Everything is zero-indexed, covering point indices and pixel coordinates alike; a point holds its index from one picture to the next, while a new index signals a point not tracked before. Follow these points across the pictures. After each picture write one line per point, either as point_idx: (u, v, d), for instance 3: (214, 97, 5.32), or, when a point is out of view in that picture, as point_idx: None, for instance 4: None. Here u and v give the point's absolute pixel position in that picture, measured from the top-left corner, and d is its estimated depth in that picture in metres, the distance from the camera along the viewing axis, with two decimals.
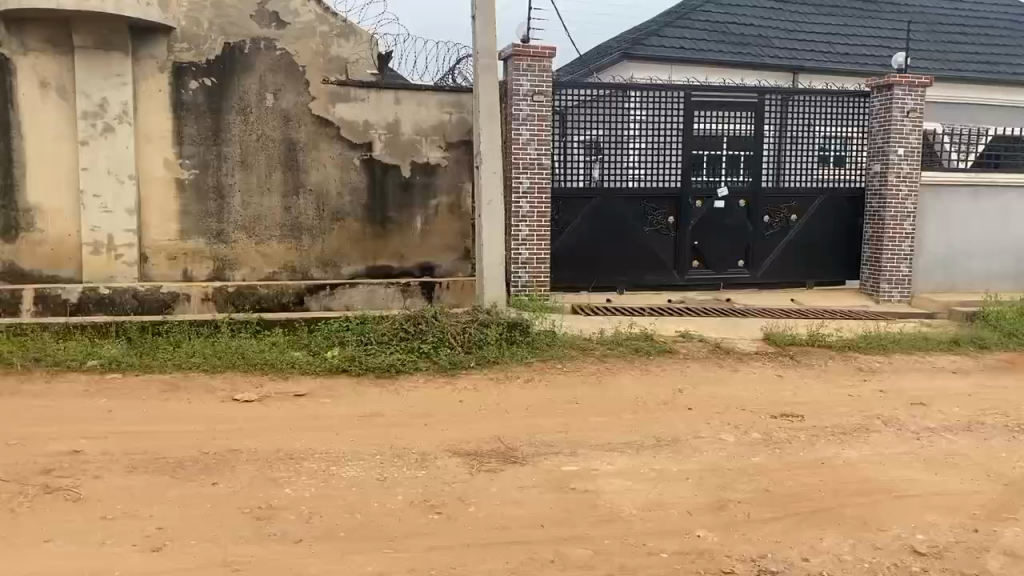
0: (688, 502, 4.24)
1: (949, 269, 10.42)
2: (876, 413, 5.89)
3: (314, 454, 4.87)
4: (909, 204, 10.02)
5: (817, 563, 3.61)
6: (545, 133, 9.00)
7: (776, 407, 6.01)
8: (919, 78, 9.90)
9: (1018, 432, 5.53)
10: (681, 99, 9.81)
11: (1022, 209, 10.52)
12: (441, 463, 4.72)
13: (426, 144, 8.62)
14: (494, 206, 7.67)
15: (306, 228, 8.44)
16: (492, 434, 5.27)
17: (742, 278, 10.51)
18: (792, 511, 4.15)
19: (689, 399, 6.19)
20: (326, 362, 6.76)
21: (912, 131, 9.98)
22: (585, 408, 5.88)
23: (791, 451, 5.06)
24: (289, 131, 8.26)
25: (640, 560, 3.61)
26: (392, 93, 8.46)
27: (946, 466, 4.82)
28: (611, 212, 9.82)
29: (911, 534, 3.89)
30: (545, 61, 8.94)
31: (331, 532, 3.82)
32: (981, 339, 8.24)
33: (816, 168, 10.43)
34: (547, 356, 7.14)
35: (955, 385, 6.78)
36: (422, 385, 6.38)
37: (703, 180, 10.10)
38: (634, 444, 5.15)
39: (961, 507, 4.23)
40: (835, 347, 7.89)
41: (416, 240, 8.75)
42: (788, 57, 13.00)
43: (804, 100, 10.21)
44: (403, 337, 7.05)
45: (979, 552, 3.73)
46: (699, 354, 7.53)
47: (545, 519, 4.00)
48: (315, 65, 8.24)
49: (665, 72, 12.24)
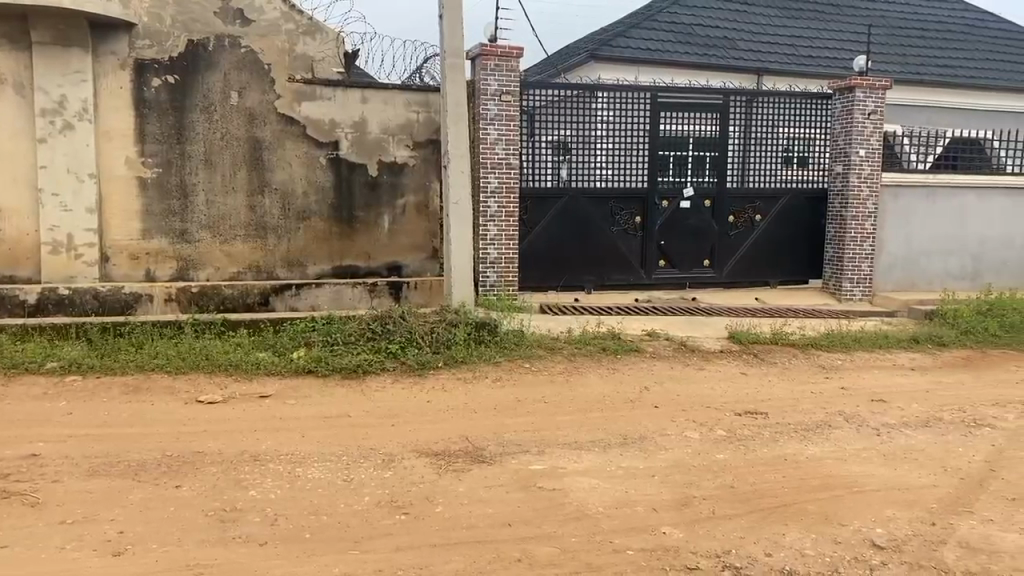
0: (653, 499, 4.28)
1: (909, 268, 10.64)
2: (838, 410, 6.00)
3: (279, 455, 4.83)
4: (871, 204, 10.21)
5: (780, 557, 3.66)
6: (513, 132, 9.01)
7: (740, 405, 6.09)
8: (880, 81, 10.07)
9: (974, 427, 5.65)
10: (647, 100, 9.89)
11: (978, 209, 10.75)
12: (409, 464, 4.71)
13: (393, 143, 8.59)
14: (462, 207, 7.66)
15: (272, 228, 8.36)
16: (459, 434, 5.27)
17: (708, 278, 10.62)
18: (756, 507, 4.21)
19: (655, 397, 6.25)
20: (292, 362, 6.70)
21: (873, 132, 10.16)
22: (551, 407, 5.90)
23: (755, 447, 5.13)
24: (254, 129, 8.17)
25: (607, 558, 3.63)
26: (358, 92, 8.41)
27: (905, 461, 4.92)
28: (578, 212, 9.86)
29: (871, 528, 3.96)
30: (513, 61, 8.95)
31: (296, 534, 3.78)
32: (939, 337, 8.42)
33: (780, 169, 10.57)
34: (515, 356, 7.16)
35: (913, 382, 6.92)
36: (389, 385, 6.35)
37: (669, 180, 10.19)
38: (600, 442, 5.18)
39: (919, 501, 4.31)
40: (798, 345, 8.01)
41: (383, 240, 8.72)
42: (753, 59, 13.16)
43: (768, 101, 10.34)
44: (370, 337, 7.03)
45: (937, 545, 3.81)
46: (666, 353, 7.59)
47: (512, 518, 4.01)
48: (281, 64, 8.16)
49: (631, 73, 12.32)
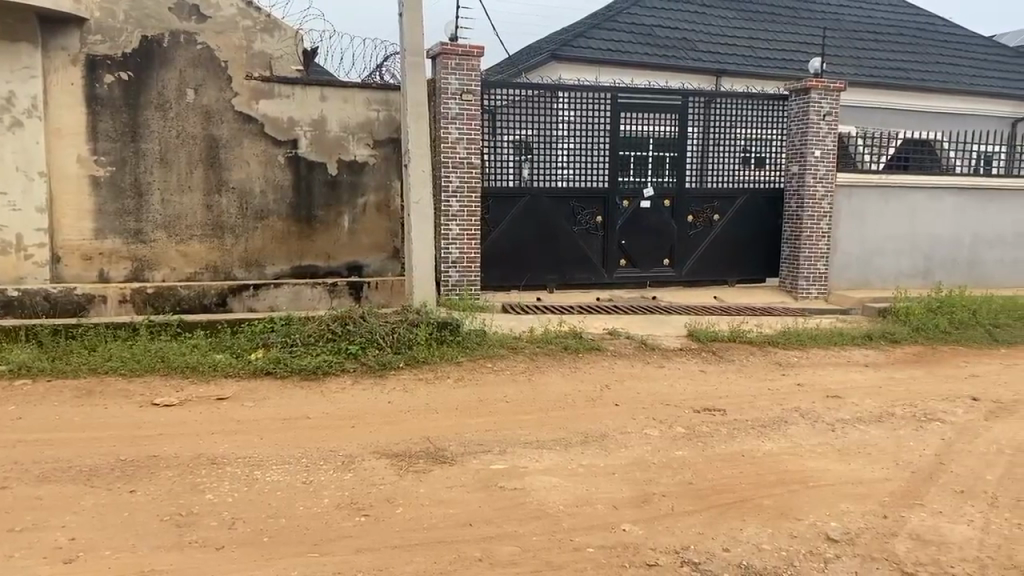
0: (613, 497, 4.30)
1: (863, 267, 10.86)
2: (794, 406, 6.10)
3: (236, 458, 4.76)
4: (826, 203, 10.40)
5: (737, 552, 3.71)
6: (474, 132, 9.00)
7: (698, 402, 6.17)
8: (835, 83, 10.23)
9: (925, 422, 5.79)
10: (607, 100, 9.94)
11: (929, 208, 11.01)
12: (369, 465, 4.68)
13: (353, 143, 8.53)
14: (423, 206, 7.63)
15: (228, 228, 8.23)
16: (420, 434, 5.25)
17: (667, 277, 10.73)
18: (713, 503, 4.26)
19: (616, 395, 6.29)
20: (249, 364, 6.61)
21: (828, 133, 10.33)
22: (513, 407, 5.91)
23: (713, 443, 5.20)
24: (211, 127, 8.04)
25: (566, 556, 3.64)
26: (318, 90, 8.34)
27: (859, 456, 5.02)
28: (540, 212, 9.89)
29: (825, 522, 4.04)
30: (474, 61, 8.93)
31: (254, 537, 3.74)
32: (892, 334, 8.60)
33: (737, 169, 10.74)
34: (476, 355, 7.15)
35: (866, 378, 7.07)
36: (349, 386, 6.30)
37: (630, 180, 10.26)
38: (561, 441, 5.20)
39: (872, 494, 4.41)
40: (755, 342, 8.13)
41: (343, 240, 8.66)
42: (711, 60, 13.31)
43: (726, 103, 10.47)
44: (330, 337, 6.95)
45: (888, 538, 3.90)
46: (626, 352, 7.64)
47: (473, 517, 4.01)
48: (238, 61, 8.05)
49: (592, 73, 12.38)
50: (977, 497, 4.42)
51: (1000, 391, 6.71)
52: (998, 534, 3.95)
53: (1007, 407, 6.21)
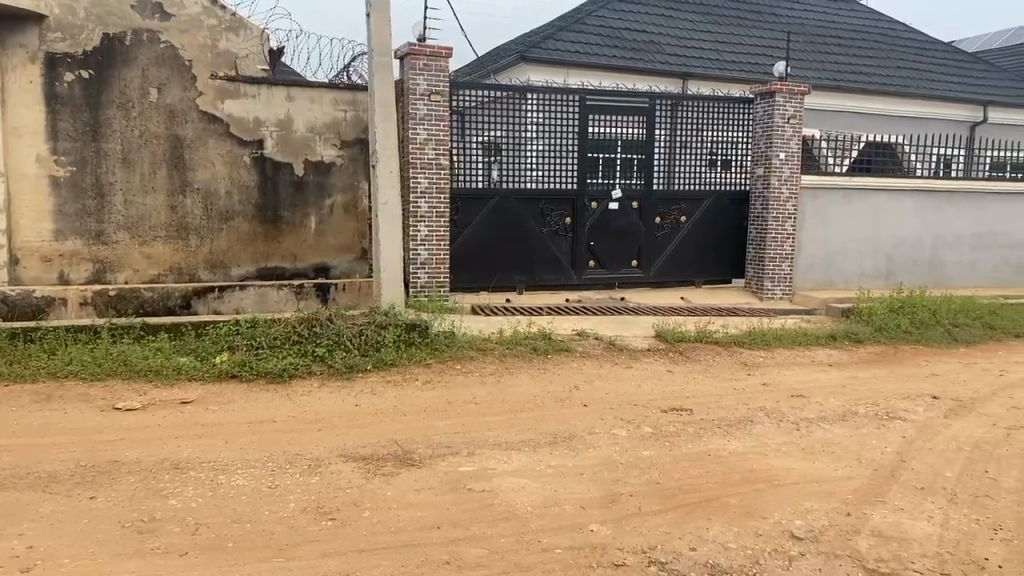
0: (581, 497, 4.32)
1: (827, 268, 11.02)
2: (759, 406, 6.17)
3: (201, 463, 4.69)
4: (791, 205, 10.54)
5: (704, 552, 3.74)
6: (443, 133, 8.97)
7: (666, 402, 6.22)
8: (799, 87, 10.36)
9: (888, 420, 5.89)
10: (576, 102, 9.98)
11: (891, 210, 11.20)
12: (336, 469, 4.64)
13: (320, 143, 8.47)
14: (391, 206, 7.59)
15: (193, 229, 8.12)
16: (389, 437, 5.22)
17: (636, 278, 10.80)
18: (679, 502, 4.29)
19: (585, 396, 6.31)
20: (214, 367, 6.52)
21: (792, 136, 10.47)
22: (482, 408, 5.89)
23: (680, 443, 5.24)
24: (175, 127, 7.92)
25: (534, 557, 3.64)
26: (284, 90, 8.27)
27: (823, 455, 5.09)
28: (509, 212, 9.89)
29: (790, 520, 4.08)
30: (442, 61, 8.91)
31: (219, 543, 3.68)
32: (856, 334, 8.75)
33: (704, 171, 10.86)
34: (445, 357, 7.13)
35: (830, 377, 7.18)
36: (316, 389, 6.24)
37: (599, 182, 10.31)
38: (530, 442, 5.20)
39: (835, 492, 4.47)
40: (722, 342, 8.21)
41: (309, 241, 8.59)
42: (678, 63, 13.42)
43: (693, 106, 10.58)
44: (297, 340, 6.88)
45: (851, 535, 3.95)
46: (595, 352, 7.67)
47: (442, 520, 3.99)
48: (202, 61, 7.94)
49: (561, 75, 12.42)
50: (937, 493, 4.50)
51: (960, 389, 6.84)
52: (957, 530, 4.02)
53: (966, 405, 6.34)
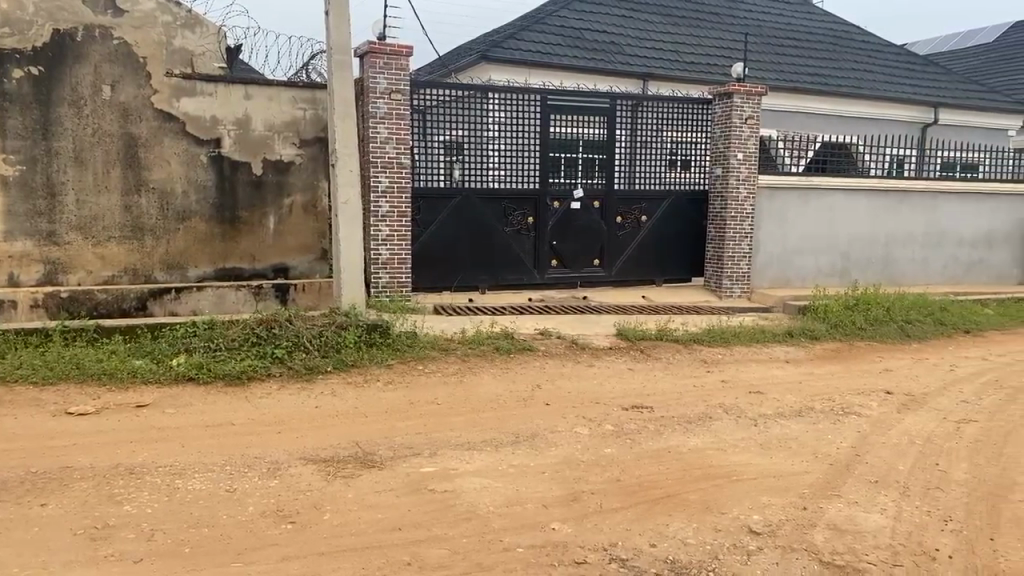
0: (543, 496, 4.32)
1: (783, 266, 11.20)
2: (719, 402, 6.25)
3: (156, 467, 4.60)
4: (749, 205, 10.69)
5: (664, 548, 3.77)
6: (403, 132, 8.93)
7: (627, 400, 6.26)
8: (756, 87, 10.51)
9: (843, 415, 6.01)
10: (537, 102, 10.01)
11: (846, 209, 11.42)
12: (296, 471, 4.59)
13: (278, 142, 8.37)
14: (350, 206, 7.53)
15: (148, 229, 7.96)
16: (350, 439, 5.18)
17: (597, 277, 10.86)
18: (640, 499, 4.32)
19: (547, 395, 6.33)
20: (171, 370, 6.40)
21: (750, 137, 10.61)
22: (444, 409, 5.87)
23: (641, 440, 5.28)
24: (128, 125, 7.76)
25: (496, 557, 3.64)
26: (241, 89, 8.16)
27: (780, 450, 5.17)
28: (471, 212, 9.87)
29: (748, 515, 4.14)
30: (402, 60, 8.86)
31: (175, 548, 3.62)
32: (812, 331, 8.91)
33: (664, 172, 10.97)
34: (406, 357, 7.09)
35: (787, 373, 7.30)
36: (276, 391, 6.17)
37: (561, 181, 10.35)
38: (492, 441, 5.21)
39: (792, 487, 4.54)
40: (682, 340, 8.31)
41: (268, 241, 8.48)
42: (639, 64, 13.53)
43: (652, 106, 10.68)
44: (256, 341, 6.80)
45: (807, 528, 4.02)
46: (557, 351, 7.70)
47: (403, 521, 3.97)
48: (157, 58, 7.79)
49: (522, 75, 12.44)
50: (890, 486, 4.60)
51: (912, 384, 7.00)
52: (909, 522, 4.12)
53: (917, 399, 6.49)
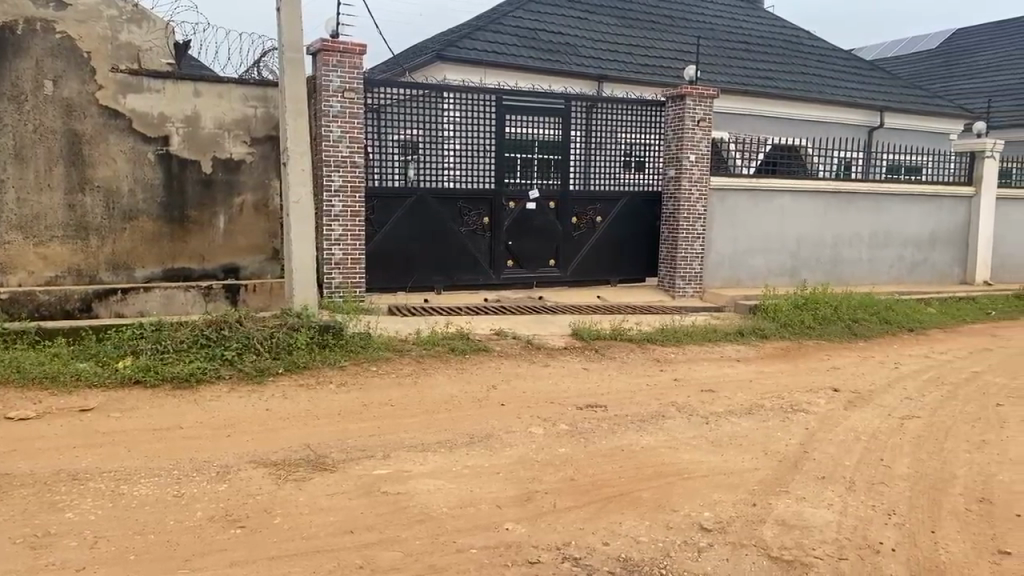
0: (496, 496, 4.32)
1: (734, 266, 11.37)
2: (670, 401, 6.32)
3: (100, 473, 4.48)
4: (701, 206, 10.83)
5: (617, 546, 3.80)
6: (357, 131, 8.84)
7: (581, 399, 6.28)
8: (708, 90, 10.65)
9: (792, 412, 6.12)
10: (492, 102, 10.00)
11: (795, 211, 11.65)
12: (245, 475, 4.51)
13: (228, 139, 8.24)
14: (302, 206, 7.43)
15: (93, 228, 7.75)
16: (300, 441, 5.11)
17: (553, 277, 10.90)
18: (594, 498, 4.34)
19: (502, 395, 6.33)
20: (116, 373, 6.23)
21: (702, 138, 10.75)
22: (397, 410, 5.83)
23: (595, 439, 5.31)
24: (72, 121, 7.55)
25: (449, 558, 3.63)
26: (190, 86, 8.01)
27: (730, 447, 5.24)
28: (426, 212, 9.83)
29: (699, 513, 4.19)
30: (356, 58, 8.77)
31: (120, 556, 3.53)
32: (762, 330, 9.06)
33: (619, 173, 11.06)
34: (360, 358, 7.02)
35: (738, 371, 7.43)
36: (226, 394, 6.05)
37: (516, 182, 10.36)
38: (447, 443, 5.19)
39: (741, 484, 4.61)
40: (636, 339, 8.38)
41: (218, 241, 8.33)
42: (593, 66, 13.62)
43: (607, 108, 10.75)
44: (204, 344, 6.67)
45: (757, 524, 4.09)
46: (512, 351, 7.71)
47: (356, 524, 3.93)
48: (101, 53, 7.59)
49: (478, 75, 12.43)
50: (836, 481, 4.70)
51: (858, 382, 7.16)
52: (855, 516, 4.21)
53: (863, 397, 6.65)
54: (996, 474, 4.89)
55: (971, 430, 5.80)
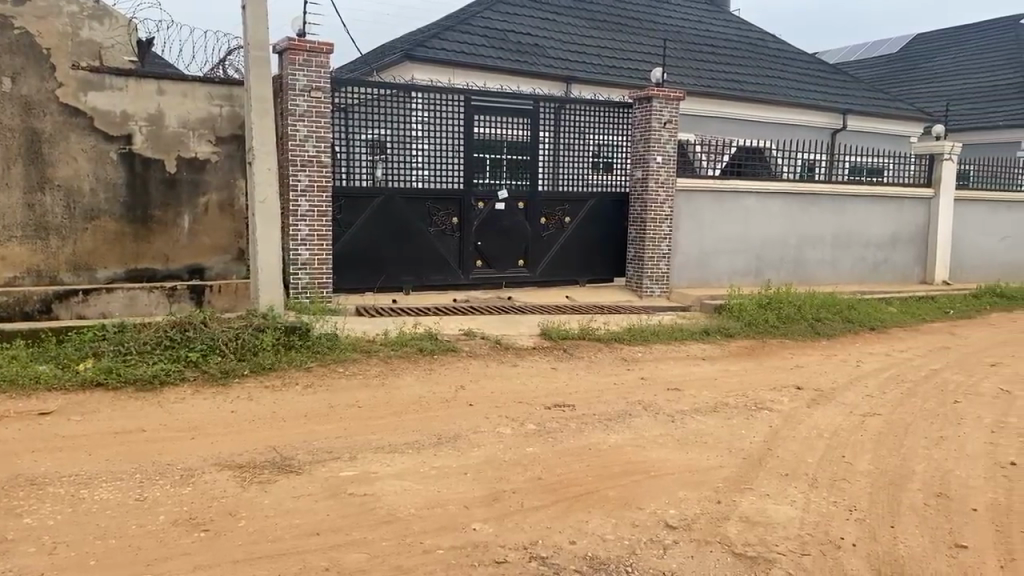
0: (463, 497, 4.32)
1: (700, 266, 11.49)
2: (637, 399, 6.37)
3: (60, 477, 4.40)
4: (668, 207, 10.93)
5: (583, 544, 3.82)
6: (324, 130, 8.79)
7: (549, 399, 6.31)
8: (674, 92, 10.75)
9: (756, 410, 6.21)
10: (461, 102, 10.00)
11: (759, 212, 11.80)
12: (210, 478, 4.46)
13: (193, 138, 8.14)
14: (268, 206, 7.36)
15: (53, 228, 7.59)
16: (266, 444, 5.06)
17: (522, 277, 10.92)
18: (560, 497, 4.36)
19: (470, 395, 6.33)
20: (77, 375, 6.12)
21: (668, 140, 10.85)
22: (364, 411, 5.81)
23: (562, 439, 5.33)
24: (31, 119, 7.40)
25: (416, 559, 3.63)
26: (153, 84, 7.91)
27: (697, 445, 5.30)
28: (394, 212, 9.79)
29: (664, 510, 4.23)
30: (323, 57, 8.72)
31: (80, 561, 3.48)
32: (727, 329, 9.17)
33: (587, 173, 11.12)
34: (327, 360, 6.98)
35: (703, 370, 7.51)
36: (191, 396, 5.98)
37: (485, 182, 10.36)
38: (415, 443, 5.18)
39: (707, 481, 4.67)
40: (603, 339, 8.43)
41: (182, 241, 8.22)
42: (561, 67, 13.68)
43: (576, 109, 10.81)
44: (168, 345, 6.58)
45: (721, 521, 4.14)
46: (481, 351, 7.71)
47: (321, 527, 3.91)
48: (62, 49, 7.46)
49: (447, 75, 12.42)
50: (799, 478, 4.78)
51: (820, 380, 7.28)
52: (816, 512, 4.28)
53: (825, 394, 6.76)
54: (953, 470, 5.00)
55: (929, 426, 5.93)
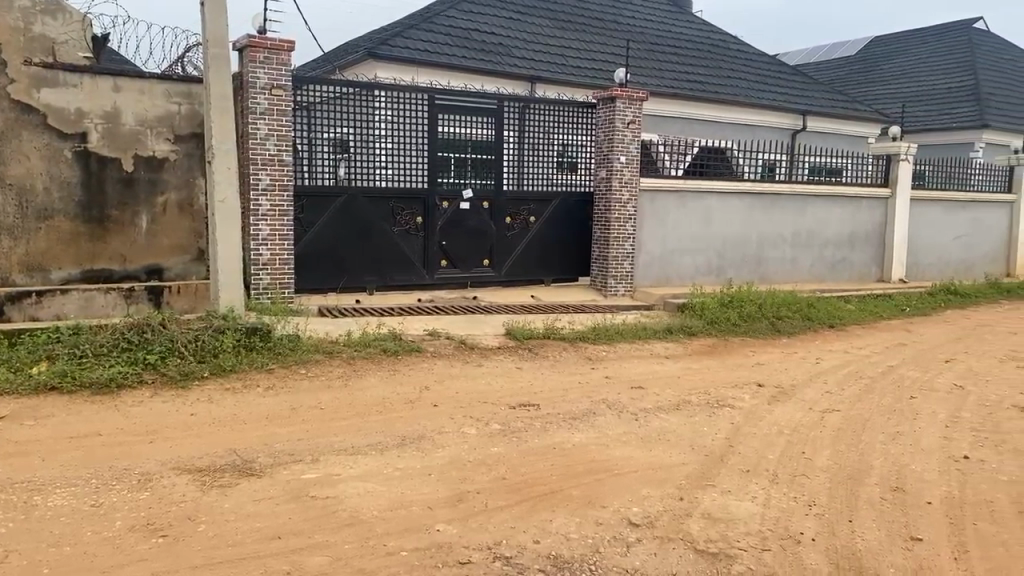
0: (427, 498, 4.30)
1: (664, 266, 11.58)
2: (601, 398, 6.39)
3: (13, 483, 4.29)
4: (631, 207, 11.00)
5: (547, 543, 3.83)
6: (285, 129, 8.69)
7: (513, 399, 6.30)
8: (638, 93, 10.82)
9: (718, 408, 6.27)
10: (425, 101, 9.95)
11: (721, 211, 11.93)
12: (168, 482, 4.38)
13: (151, 136, 8.00)
14: (228, 205, 7.25)
15: (4, 228, 7.41)
16: (227, 447, 4.98)
17: (487, 277, 10.91)
18: (524, 497, 4.36)
19: (434, 395, 6.31)
20: (31, 379, 5.98)
21: (632, 140, 10.91)
22: (327, 413, 5.76)
23: (527, 438, 5.33)
24: None
25: (378, 561, 3.60)
26: (110, 80, 7.75)
27: (660, 443, 5.33)
28: (357, 211, 9.71)
29: (628, 508, 4.25)
30: (285, 55, 8.62)
31: (32, 570, 3.39)
32: (690, 327, 9.26)
33: (551, 173, 11.15)
34: (289, 361, 6.89)
35: (666, 368, 7.57)
36: (149, 399, 5.87)
37: (449, 181, 10.33)
38: (378, 445, 5.14)
39: (669, 478, 4.70)
40: (568, 338, 8.45)
41: (140, 241, 8.07)
42: (526, 66, 13.70)
43: (540, 109, 10.83)
44: (125, 348, 6.46)
45: (684, 518, 4.17)
46: (445, 351, 7.69)
47: (283, 530, 3.86)
48: (13, 45, 7.28)
49: (410, 74, 12.35)
50: (760, 475, 4.83)
51: (781, 377, 7.38)
52: (777, 508, 4.34)
53: (786, 391, 6.85)
54: (909, 465, 5.10)
55: (886, 421, 6.05)
